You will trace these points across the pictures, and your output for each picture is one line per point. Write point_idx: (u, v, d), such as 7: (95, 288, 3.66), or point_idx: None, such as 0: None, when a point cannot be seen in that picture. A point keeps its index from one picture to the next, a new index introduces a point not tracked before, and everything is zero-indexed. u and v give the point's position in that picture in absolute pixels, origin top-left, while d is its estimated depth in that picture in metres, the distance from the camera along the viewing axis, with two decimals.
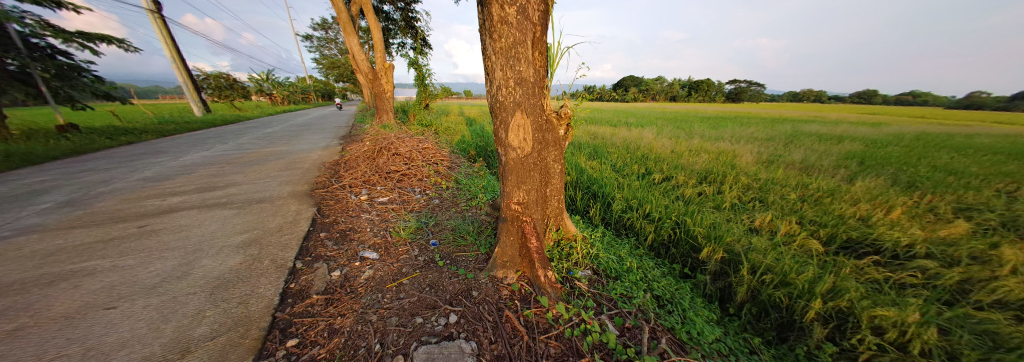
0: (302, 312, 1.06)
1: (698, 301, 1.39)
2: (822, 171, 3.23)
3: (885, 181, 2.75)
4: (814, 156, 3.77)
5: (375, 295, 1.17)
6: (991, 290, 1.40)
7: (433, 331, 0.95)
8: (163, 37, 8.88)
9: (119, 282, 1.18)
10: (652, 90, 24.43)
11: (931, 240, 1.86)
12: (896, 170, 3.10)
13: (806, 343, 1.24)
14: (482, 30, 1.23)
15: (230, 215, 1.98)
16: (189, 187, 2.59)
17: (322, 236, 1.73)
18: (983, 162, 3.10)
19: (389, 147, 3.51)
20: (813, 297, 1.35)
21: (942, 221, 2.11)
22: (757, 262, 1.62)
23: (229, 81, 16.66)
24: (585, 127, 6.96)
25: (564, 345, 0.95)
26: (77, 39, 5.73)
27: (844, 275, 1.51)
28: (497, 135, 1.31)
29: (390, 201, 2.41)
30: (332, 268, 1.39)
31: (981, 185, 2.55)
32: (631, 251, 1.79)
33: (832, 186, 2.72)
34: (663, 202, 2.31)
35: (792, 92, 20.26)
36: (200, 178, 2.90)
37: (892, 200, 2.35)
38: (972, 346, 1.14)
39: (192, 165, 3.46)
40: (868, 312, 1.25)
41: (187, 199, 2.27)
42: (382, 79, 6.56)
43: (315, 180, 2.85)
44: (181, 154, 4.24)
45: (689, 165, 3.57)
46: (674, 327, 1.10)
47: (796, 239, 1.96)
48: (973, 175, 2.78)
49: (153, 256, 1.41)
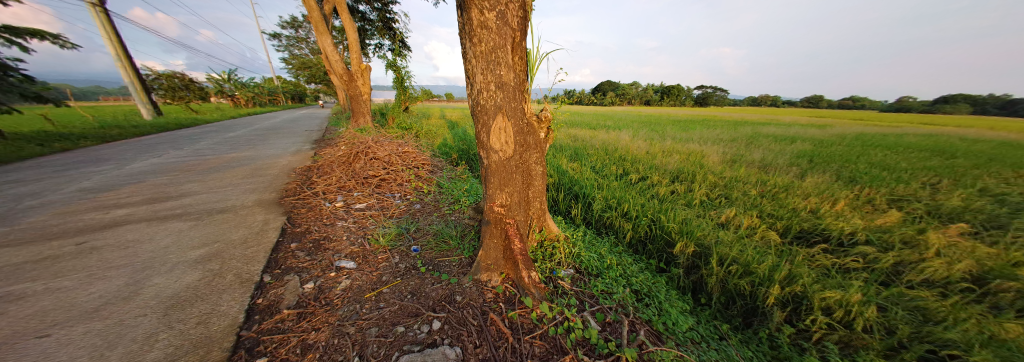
0: (271, 328, 0.99)
1: (672, 293, 1.47)
2: (777, 168, 3.56)
3: (832, 177, 3.08)
4: (771, 156, 4.12)
5: (353, 306, 1.12)
6: (920, 270, 1.63)
7: (415, 339, 0.93)
8: (105, 32, 7.96)
9: (54, 306, 1.04)
10: (628, 95, 25.73)
11: (870, 228, 2.10)
12: (839, 167, 3.47)
13: (768, 326, 1.35)
14: (462, 34, 1.23)
15: (186, 227, 1.80)
16: (136, 198, 2.33)
17: (293, 246, 1.63)
18: (911, 159, 3.55)
19: (366, 151, 3.39)
20: (772, 284, 1.48)
21: (879, 211, 2.39)
22: (724, 254, 1.73)
23: (183, 81, 14.82)
24: (565, 130, 7.16)
25: (548, 343, 0.97)
26: (2, 34, 5.01)
27: (798, 263, 1.66)
28: (479, 138, 1.33)
29: (367, 207, 2.33)
30: (305, 280, 1.32)
31: (911, 179, 2.91)
32: (611, 248, 1.86)
33: (787, 182, 3.00)
34: (639, 201, 2.42)
35: (752, 97, 22.05)
36: (151, 187, 2.63)
37: (837, 193, 2.64)
38: (905, 320, 1.31)
39: (140, 174, 3.12)
40: (819, 295, 1.39)
41: (136, 211, 2.06)
42: (359, 81, 6.32)
43: (284, 187, 2.68)
44: (127, 161, 3.81)
45: (662, 165, 3.78)
46: (651, 318, 1.16)
47: (757, 231, 2.13)
48: (903, 170, 3.17)
49: (97, 275, 1.26)
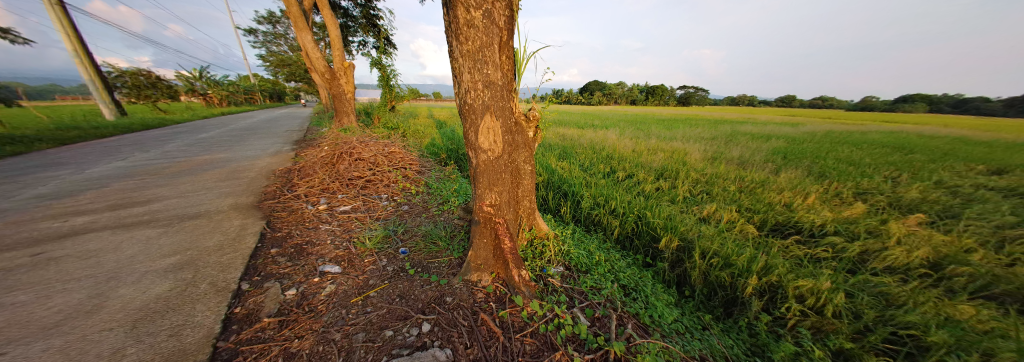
0: (250, 338, 0.95)
1: (658, 286, 1.51)
2: (754, 165, 3.74)
3: (803, 173, 3.26)
4: (749, 153, 4.32)
5: (338, 312, 1.09)
6: (883, 258, 1.76)
7: (404, 343, 0.92)
8: (61, 26, 7.32)
9: (6, 324, 0.95)
10: (614, 95, 26.26)
11: (839, 219, 2.25)
12: (811, 163, 3.69)
13: (747, 315, 1.41)
14: (448, 32, 1.22)
15: (155, 235, 1.69)
16: (98, 205, 2.16)
17: (273, 252, 1.56)
18: (874, 154, 3.82)
19: (350, 151, 3.30)
20: (750, 275, 1.55)
21: (846, 203, 2.55)
22: (706, 247, 1.80)
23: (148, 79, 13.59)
24: (554, 129, 7.22)
25: (538, 341, 0.98)
26: None
27: (773, 254, 1.75)
28: (468, 138, 1.32)
29: (353, 209, 2.27)
30: (286, 286, 1.26)
31: (874, 174, 3.13)
32: (599, 245, 1.89)
33: (763, 178, 3.15)
34: (625, 198, 2.48)
35: (731, 97, 23.03)
36: (116, 193, 2.46)
37: (808, 188, 2.81)
38: (871, 305, 1.40)
39: (102, 179, 2.90)
40: (793, 284, 1.47)
41: (98, 219, 1.91)
42: (342, 79, 6.12)
43: (263, 190, 2.56)
44: (87, 165, 3.53)
45: (647, 163, 3.88)
46: (638, 312, 1.19)
47: (736, 225, 2.23)
48: (868, 165, 3.40)
49: (55, 288, 1.16)
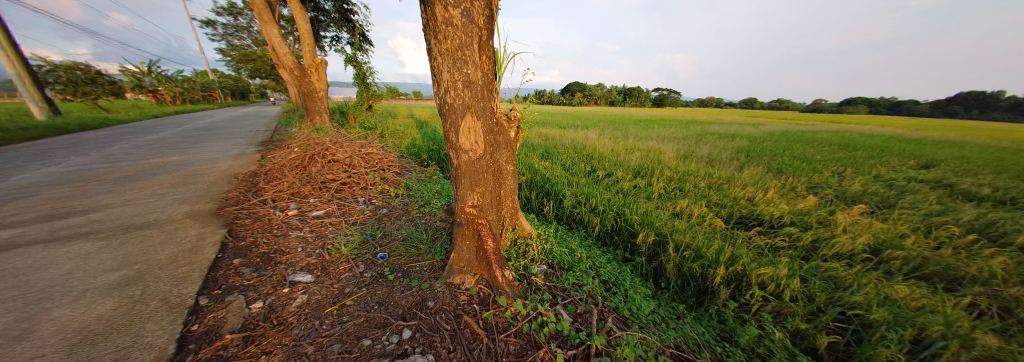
0: (210, 357, 0.87)
1: (636, 280, 1.58)
2: (722, 162, 4.00)
3: (764, 169, 3.54)
4: (717, 151, 4.61)
5: (311, 323, 1.03)
6: (832, 245, 1.95)
7: (384, 351, 0.89)
8: None
9: None
10: (593, 96, 27.03)
11: (794, 211, 2.46)
12: (770, 160, 4.01)
13: (716, 303, 1.51)
14: (426, 30, 1.18)
15: (98, 248, 1.51)
16: (25, 216, 1.89)
17: (236, 263, 1.45)
18: (823, 152, 4.22)
19: (323, 153, 3.13)
20: (719, 265, 1.66)
21: (800, 196, 2.80)
22: (679, 241, 1.90)
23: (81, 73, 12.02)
24: (537, 129, 7.30)
25: (522, 340, 0.99)
26: None
27: (738, 245, 1.89)
28: (448, 138, 1.30)
29: (327, 214, 2.16)
30: (252, 300, 1.18)
31: (824, 169, 3.46)
32: (581, 242, 1.94)
33: (729, 174, 3.38)
34: (605, 196, 2.56)
35: (700, 99, 24.48)
36: (47, 201, 2.16)
37: (768, 183, 3.05)
38: (821, 288, 1.55)
39: (28, 187, 2.54)
40: (755, 272, 1.59)
41: (22, 232, 1.66)
42: (313, 76, 5.79)
43: (224, 195, 2.36)
44: (9, 171, 3.08)
45: (626, 162, 4.03)
46: (617, 306, 1.24)
47: (706, 219, 2.38)
48: (818, 162, 3.76)
49: None
